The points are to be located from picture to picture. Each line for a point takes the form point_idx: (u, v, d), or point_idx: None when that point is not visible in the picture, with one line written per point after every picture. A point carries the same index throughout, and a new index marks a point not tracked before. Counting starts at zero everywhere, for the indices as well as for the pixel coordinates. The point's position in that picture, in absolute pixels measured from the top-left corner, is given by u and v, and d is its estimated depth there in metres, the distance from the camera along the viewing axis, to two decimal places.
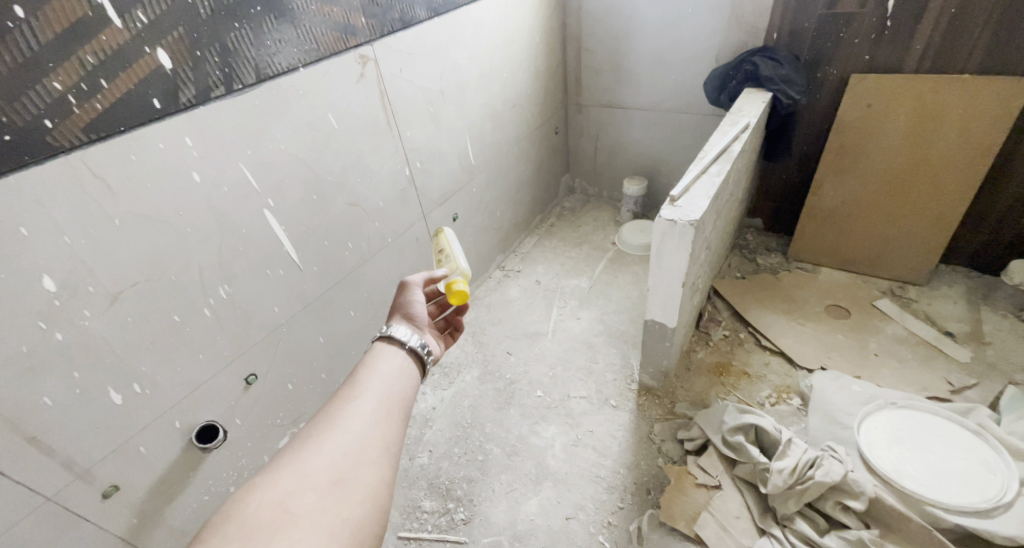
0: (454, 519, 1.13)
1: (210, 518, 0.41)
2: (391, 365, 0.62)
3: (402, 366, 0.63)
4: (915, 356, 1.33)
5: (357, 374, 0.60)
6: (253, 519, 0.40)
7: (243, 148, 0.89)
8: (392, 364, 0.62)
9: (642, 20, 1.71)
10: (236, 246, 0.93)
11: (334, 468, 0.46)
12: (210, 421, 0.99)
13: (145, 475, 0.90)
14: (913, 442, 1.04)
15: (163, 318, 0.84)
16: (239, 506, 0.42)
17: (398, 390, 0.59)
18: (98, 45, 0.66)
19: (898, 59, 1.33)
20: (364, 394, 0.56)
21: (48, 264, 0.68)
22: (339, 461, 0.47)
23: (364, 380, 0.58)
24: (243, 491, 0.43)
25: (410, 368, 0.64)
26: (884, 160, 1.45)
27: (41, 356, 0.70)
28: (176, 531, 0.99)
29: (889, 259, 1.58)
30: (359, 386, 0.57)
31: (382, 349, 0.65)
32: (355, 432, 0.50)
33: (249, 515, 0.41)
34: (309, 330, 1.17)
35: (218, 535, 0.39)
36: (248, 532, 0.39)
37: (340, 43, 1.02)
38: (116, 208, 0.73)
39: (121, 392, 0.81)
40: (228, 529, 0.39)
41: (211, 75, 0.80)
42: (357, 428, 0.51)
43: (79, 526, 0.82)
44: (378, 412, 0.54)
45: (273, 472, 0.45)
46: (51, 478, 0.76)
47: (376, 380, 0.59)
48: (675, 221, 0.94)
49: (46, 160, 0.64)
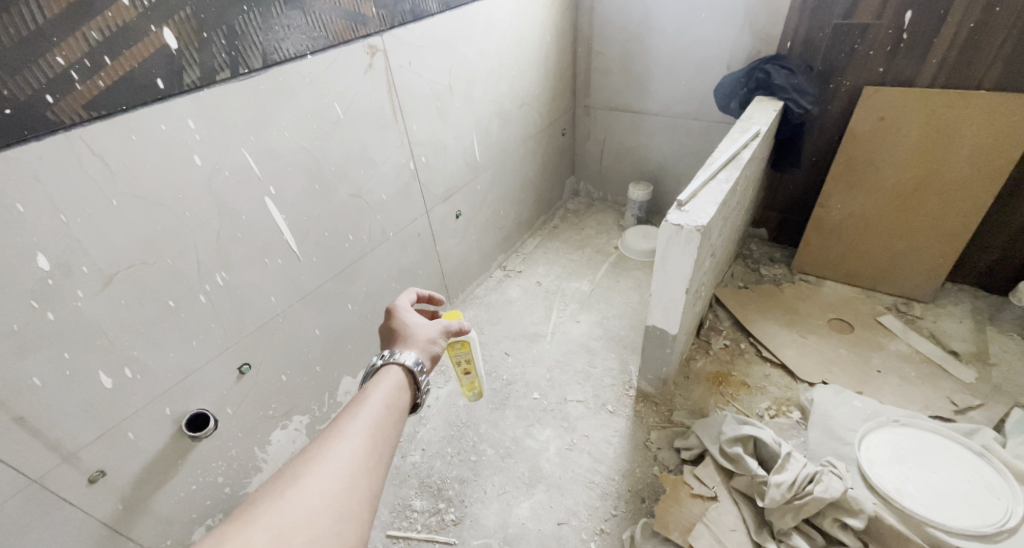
0: (444, 519, 1.11)
1: None
2: (388, 399, 0.59)
3: (398, 402, 0.60)
4: (919, 374, 1.32)
5: (351, 407, 0.56)
6: None
7: (246, 133, 0.88)
8: (390, 399, 0.59)
9: (655, 23, 1.70)
10: (235, 233, 0.92)
11: (317, 517, 0.42)
12: (202, 410, 0.97)
13: (133, 462, 0.88)
14: (916, 462, 1.02)
15: (157, 302, 0.83)
16: None
17: (389, 430, 0.56)
18: (104, 21, 0.65)
19: (913, 73, 1.32)
20: (355, 432, 0.52)
21: (42, 241, 0.66)
22: (322, 512, 0.43)
23: (358, 414, 0.55)
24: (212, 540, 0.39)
25: (404, 407, 0.61)
26: (895, 177, 1.44)
27: (31, 335, 0.68)
28: (161, 519, 0.97)
29: (895, 276, 1.56)
30: (351, 422, 0.53)
31: (383, 379, 0.61)
32: (343, 478, 0.46)
33: None
34: (305, 321, 1.15)
35: None
36: None
37: (350, 31, 1.01)
38: (115, 189, 0.72)
39: (112, 375, 0.80)
40: None
41: (218, 57, 0.79)
42: (344, 474, 0.47)
43: (62, 511, 0.80)
44: (367, 455, 0.50)
45: (248, 517, 0.41)
46: (36, 460, 0.74)
47: (370, 416, 0.55)
48: (682, 226, 0.93)
49: (45, 135, 0.63)
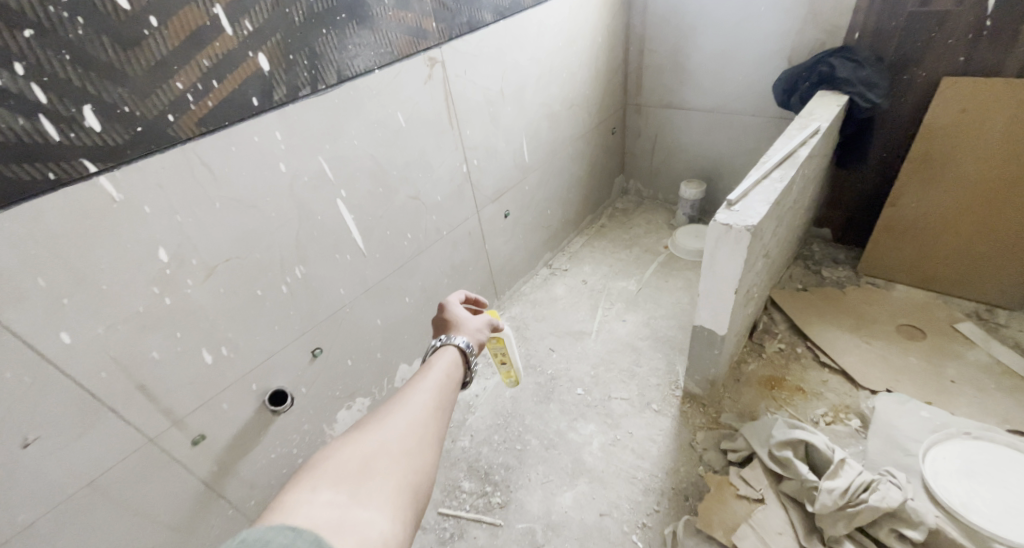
0: (491, 502, 1.17)
1: (300, 468, 0.45)
2: (450, 367, 0.66)
3: (456, 371, 0.67)
4: (1001, 386, 1.21)
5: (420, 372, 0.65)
6: (337, 471, 0.44)
7: (323, 143, 0.98)
8: (451, 367, 0.67)
9: (710, 19, 1.67)
10: (312, 231, 1.03)
11: (404, 439, 0.50)
12: (281, 388, 1.10)
13: (226, 429, 1.02)
14: (987, 477, 0.95)
15: (248, 291, 0.96)
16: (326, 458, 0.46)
17: (451, 391, 0.63)
18: (212, 50, 0.76)
19: (1000, 60, 1.22)
20: (425, 388, 0.60)
21: (162, 238, 0.79)
22: (407, 436, 0.51)
23: (426, 375, 0.63)
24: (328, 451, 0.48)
25: (459, 380, 0.68)
26: (977, 172, 1.32)
27: (153, 316, 0.82)
28: (246, 481, 1.11)
29: (977, 280, 1.44)
30: (422, 381, 0.62)
31: (441, 353, 0.69)
32: (420, 416, 0.55)
33: (334, 467, 0.45)
34: (368, 312, 1.26)
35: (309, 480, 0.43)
36: (334, 480, 0.43)
37: (412, 46, 1.09)
38: (218, 192, 0.84)
39: (211, 352, 0.93)
40: (320, 476, 0.44)
41: (300, 76, 0.90)
42: (420, 415, 0.55)
43: (172, 467, 0.94)
44: (436, 405, 0.58)
45: (352, 436, 0.50)
46: (153, 422, 0.88)
47: (436, 377, 0.63)
48: (732, 226, 0.92)
49: (167, 149, 0.75)
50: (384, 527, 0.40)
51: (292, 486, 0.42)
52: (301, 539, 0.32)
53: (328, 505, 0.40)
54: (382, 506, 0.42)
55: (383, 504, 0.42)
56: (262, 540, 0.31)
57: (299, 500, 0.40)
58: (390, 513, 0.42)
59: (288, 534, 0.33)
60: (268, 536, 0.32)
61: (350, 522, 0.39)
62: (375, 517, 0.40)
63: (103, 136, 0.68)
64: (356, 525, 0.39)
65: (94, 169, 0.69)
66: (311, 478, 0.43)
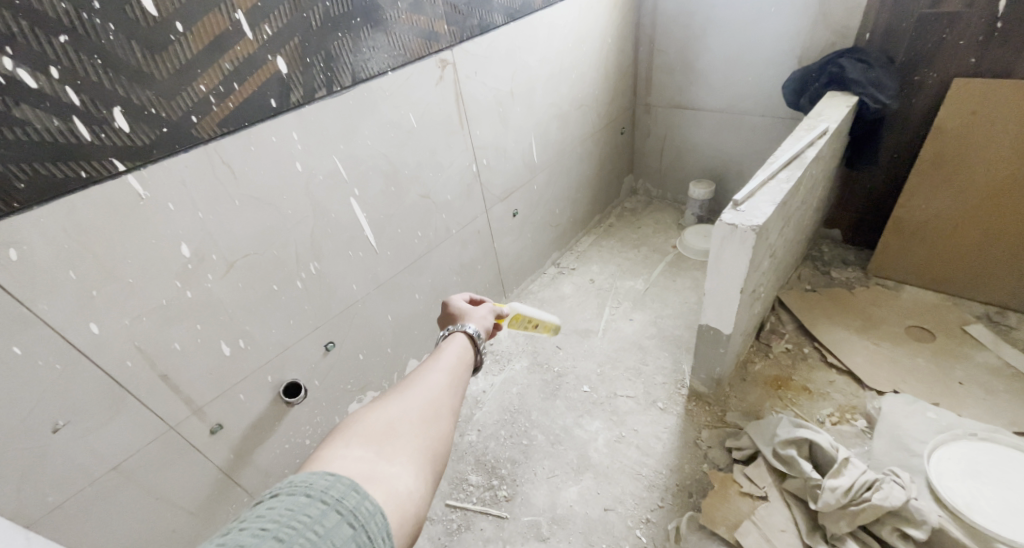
0: (497, 495, 1.20)
1: (332, 429, 0.48)
2: (464, 348, 0.69)
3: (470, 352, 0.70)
4: (1010, 389, 1.20)
5: (435, 352, 0.67)
6: (365, 431, 0.47)
7: (337, 143, 1.01)
8: (465, 349, 0.69)
9: (720, 20, 1.67)
10: (326, 228, 1.07)
11: (425, 408, 0.53)
12: (295, 380, 1.13)
13: (243, 419, 1.05)
14: (992, 478, 0.94)
15: (265, 286, 0.99)
16: (354, 421, 0.49)
17: (465, 371, 0.66)
18: (233, 54, 0.79)
19: (1013, 61, 1.21)
20: (442, 366, 0.63)
21: (185, 234, 0.83)
22: (428, 406, 0.54)
23: (443, 353, 0.66)
24: (356, 415, 0.50)
25: (471, 362, 0.70)
26: (989, 173, 1.31)
27: (175, 308, 0.85)
28: (261, 469, 1.15)
29: (987, 282, 1.42)
30: (438, 360, 0.64)
31: (455, 336, 0.71)
32: (439, 389, 0.58)
33: (363, 428, 0.48)
34: (379, 308, 1.29)
35: (340, 438, 0.46)
36: (362, 439, 0.46)
37: (424, 48, 1.12)
38: (238, 190, 0.88)
39: (229, 345, 0.97)
40: (350, 435, 0.46)
41: (317, 78, 0.93)
42: (438, 388, 0.58)
43: (192, 454, 0.98)
44: (453, 381, 0.61)
45: (377, 404, 0.53)
46: (174, 411, 0.92)
47: (452, 357, 0.66)
48: (737, 226, 0.93)
49: (191, 148, 0.79)
50: (409, 482, 0.43)
51: (326, 442, 0.46)
52: (340, 482, 0.37)
53: (359, 459, 0.43)
54: (407, 464, 0.45)
55: (407, 463, 0.45)
56: (307, 481, 0.37)
57: (332, 454, 0.43)
58: (414, 471, 0.45)
59: (328, 478, 0.38)
60: (312, 478, 0.37)
61: (378, 475, 0.42)
62: (400, 473, 0.43)
63: (131, 137, 0.72)
64: (384, 477, 0.42)
65: (122, 168, 0.72)
66: (342, 437, 0.46)
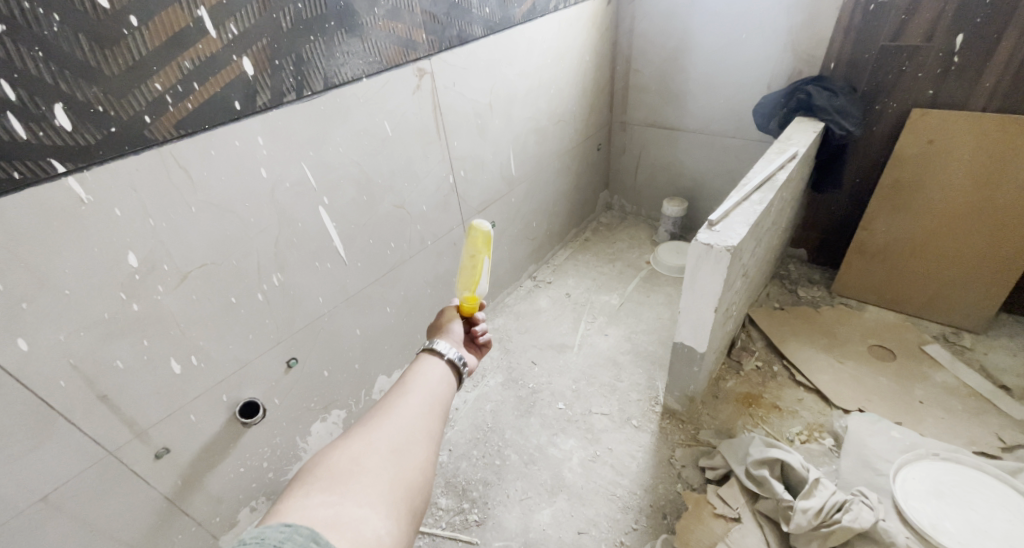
0: (468, 519, 1.15)
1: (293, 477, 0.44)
2: (441, 363, 0.65)
3: (448, 366, 0.65)
4: (966, 408, 1.25)
5: (407, 374, 0.62)
6: (329, 474, 0.43)
7: (306, 149, 0.97)
8: (438, 366, 0.64)
9: (695, 42, 1.72)
10: (292, 238, 1.01)
11: (395, 438, 0.49)
12: (253, 399, 1.06)
13: (194, 442, 0.97)
14: (955, 499, 0.97)
15: (221, 298, 0.92)
16: (318, 465, 0.45)
17: (441, 389, 0.61)
18: (194, 52, 0.74)
19: (965, 96, 1.29)
20: (413, 391, 0.58)
21: (133, 242, 0.76)
22: (398, 437, 0.50)
23: (415, 375, 0.62)
24: (319, 457, 0.46)
25: (449, 379, 0.64)
26: (944, 199, 1.39)
27: (120, 322, 0.78)
28: (213, 496, 1.06)
29: (943, 303, 1.50)
30: (410, 383, 0.60)
31: (428, 351, 0.66)
32: (410, 417, 0.53)
33: (326, 470, 0.44)
34: (347, 321, 1.23)
35: (303, 487, 0.42)
36: (326, 484, 0.42)
37: (401, 56, 1.09)
38: (194, 196, 0.82)
39: (181, 362, 0.90)
40: (312, 482, 0.42)
41: (286, 81, 0.88)
42: (410, 414, 0.54)
43: (134, 481, 0.89)
44: (427, 404, 0.57)
45: (341, 441, 0.48)
46: (114, 435, 0.83)
47: (424, 379, 0.61)
48: (712, 245, 0.94)
49: (143, 150, 0.73)
50: (379, 525, 0.39)
51: (285, 493, 0.41)
52: (297, 534, 0.33)
53: (320, 505, 0.39)
54: (376, 504, 0.41)
55: (377, 502, 0.41)
56: (258, 537, 0.32)
57: (293, 503, 0.39)
58: (385, 512, 0.41)
59: (284, 531, 0.33)
60: (264, 534, 0.33)
61: (345, 520, 0.38)
62: (369, 515, 0.40)
63: (74, 136, 0.66)
64: (350, 522, 0.38)
65: (63, 170, 0.66)
66: (305, 484, 0.42)
